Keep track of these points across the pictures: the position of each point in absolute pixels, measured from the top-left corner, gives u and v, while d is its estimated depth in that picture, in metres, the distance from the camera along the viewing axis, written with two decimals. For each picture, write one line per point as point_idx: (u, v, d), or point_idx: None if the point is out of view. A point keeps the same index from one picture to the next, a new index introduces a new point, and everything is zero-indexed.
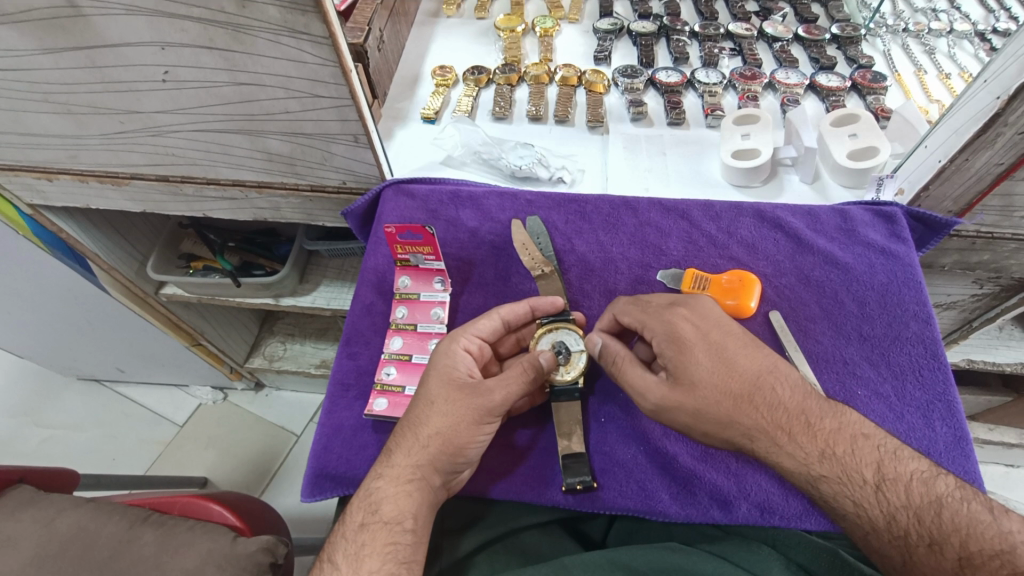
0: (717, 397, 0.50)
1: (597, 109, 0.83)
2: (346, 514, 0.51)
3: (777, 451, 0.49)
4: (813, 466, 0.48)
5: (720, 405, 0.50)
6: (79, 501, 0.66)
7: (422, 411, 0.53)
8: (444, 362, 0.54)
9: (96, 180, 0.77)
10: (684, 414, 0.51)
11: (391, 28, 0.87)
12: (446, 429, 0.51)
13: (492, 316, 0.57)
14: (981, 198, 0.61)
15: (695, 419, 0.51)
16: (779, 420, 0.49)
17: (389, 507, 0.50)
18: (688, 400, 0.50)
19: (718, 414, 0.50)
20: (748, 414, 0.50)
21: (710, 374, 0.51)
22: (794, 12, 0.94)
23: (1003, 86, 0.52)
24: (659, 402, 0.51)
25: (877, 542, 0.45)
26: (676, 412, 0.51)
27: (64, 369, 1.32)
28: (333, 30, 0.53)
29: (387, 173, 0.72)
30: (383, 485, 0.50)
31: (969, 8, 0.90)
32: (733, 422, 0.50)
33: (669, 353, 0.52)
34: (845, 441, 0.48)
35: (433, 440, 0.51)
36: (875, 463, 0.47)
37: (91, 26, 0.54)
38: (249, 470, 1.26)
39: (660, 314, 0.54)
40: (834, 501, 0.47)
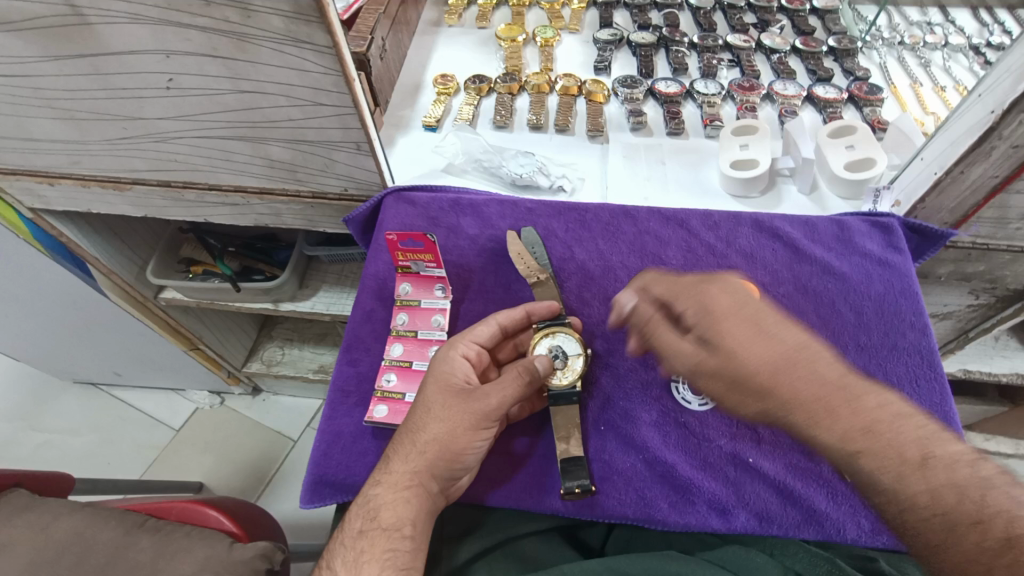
0: (754, 361, 0.47)
1: (596, 118, 0.83)
2: (346, 520, 0.51)
3: (817, 424, 0.45)
4: (854, 441, 0.44)
5: (756, 368, 0.47)
6: (76, 506, 0.66)
7: (422, 417, 0.53)
8: (444, 368, 0.54)
9: (98, 185, 0.77)
10: (718, 379, 0.49)
11: (393, 37, 0.88)
12: (445, 435, 0.51)
13: (491, 322, 0.58)
14: (977, 210, 0.62)
15: (727, 385, 0.49)
16: (819, 392, 0.46)
17: (388, 514, 0.50)
18: (721, 364, 0.48)
19: (751, 380, 0.47)
20: (788, 382, 0.46)
21: (748, 342, 0.48)
22: (791, 24, 0.96)
23: (997, 100, 0.53)
24: (691, 365, 0.50)
25: (929, 534, 0.42)
26: (710, 377, 0.49)
27: (61, 372, 1.31)
28: (336, 40, 0.54)
29: (388, 180, 0.73)
30: (382, 491, 0.51)
31: (963, 22, 0.91)
32: (772, 390, 0.47)
33: (702, 319, 0.50)
34: (884, 424, 0.45)
35: (432, 447, 0.51)
36: (918, 441, 0.44)
37: (96, 33, 0.55)
38: (246, 475, 1.26)
39: (691, 285, 0.53)
40: (875, 482, 0.44)
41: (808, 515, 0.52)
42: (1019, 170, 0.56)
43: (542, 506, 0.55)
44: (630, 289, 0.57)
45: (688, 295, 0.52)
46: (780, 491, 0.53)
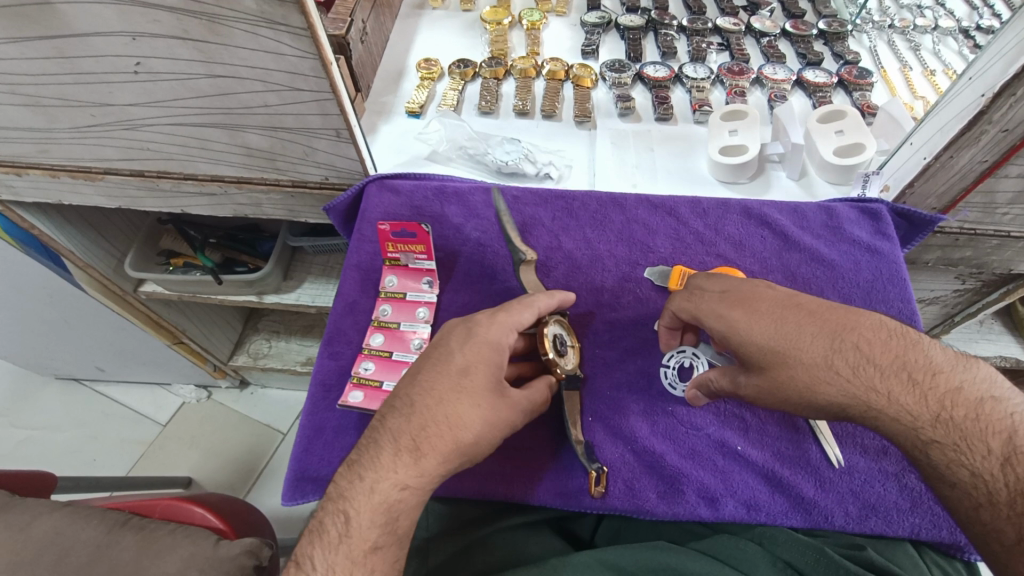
0: (794, 368, 0.47)
1: (584, 104, 0.82)
2: (351, 525, 0.45)
3: (874, 419, 0.45)
4: (918, 429, 0.44)
5: (795, 381, 0.47)
6: (56, 505, 0.64)
7: (462, 410, 0.48)
8: (483, 355, 0.50)
9: (68, 175, 0.74)
10: (775, 400, 0.49)
11: (374, 20, 0.85)
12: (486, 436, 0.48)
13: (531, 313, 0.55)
14: (964, 196, 0.61)
15: (779, 400, 0.49)
16: (869, 380, 0.46)
17: (407, 521, 0.46)
18: (767, 382, 0.49)
19: (791, 390, 0.48)
20: (831, 382, 0.46)
21: (771, 350, 0.48)
22: (781, 7, 0.94)
23: (988, 83, 0.52)
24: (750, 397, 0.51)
25: (991, 516, 0.40)
26: (763, 400, 0.50)
27: (41, 368, 1.29)
28: (312, 22, 0.51)
29: (370, 169, 0.71)
30: (406, 497, 0.46)
31: (953, 5, 0.90)
32: (819, 398, 0.47)
33: (729, 340, 0.51)
34: (959, 397, 0.44)
35: (467, 449, 0.48)
36: (1006, 434, 0.42)
37: (57, 14, 0.52)
38: (234, 469, 1.25)
39: (708, 304, 0.53)
40: (945, 469, 0.43)
41: (795, 503, 0.52)
42: (1007, 155, 0.55)
43: (529, 497, 0.54)
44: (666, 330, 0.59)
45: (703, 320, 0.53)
46: (767, 479, 0.53)
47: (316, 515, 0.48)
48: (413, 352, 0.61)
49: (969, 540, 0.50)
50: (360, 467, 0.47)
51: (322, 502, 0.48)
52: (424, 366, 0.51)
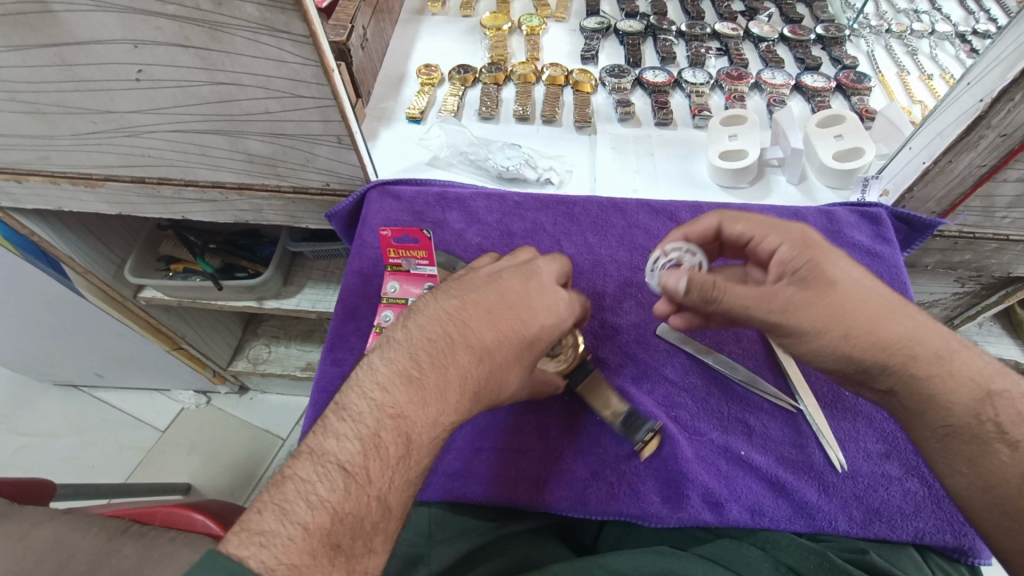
0: (868, 301, 0.47)
1: (584, 109, 0.82)
2: (412, 451, 0.42)
3: (937, 369, 0.45)
4: (988, 382, 0.45)
5: (865, 312, 0.46)
6: (56, 513, 0.64)
7: (518, 375, 0.49)
8: (552, 330, 0.50)
9: (69, 181, 0.74)
10: (819, 317, 0.46)
11: (374, 26, 0.85)
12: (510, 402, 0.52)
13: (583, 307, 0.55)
14: (964, 200, 0.62)
15: (831, 321, 0.46)
16: (936, 329, 0.47)
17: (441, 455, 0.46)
18: (830, 299, 0.47)
19: (863, 318, 0.46)
20: (902, 319, 0.47)
21: (853, 277, 0.48)
22: (779, 13, 0.95)
23: (986, 88, 0.52)
24: (782, 305, 0.47)
25: None
26: (809, 314, 0.47)
27: (40, 374, 1.28)
28: (314, 29, 0.52)
29: (371, 175, 0.71)
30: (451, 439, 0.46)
31: (949, 10, 0.91)
32: (885, 334, 0.46)
33: (804, 253, 0.50)
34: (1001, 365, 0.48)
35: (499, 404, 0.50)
36: None
37: (59, 22, 0.52)
38: (233, 475, 1.24)
39: (773, 223, 0.53)
40: (1013, 426, 0.44)
41: (799, 508, 0.52)
42: (1006, 159, 0.56)
43: (533, 501, 0.54)
44: (700, 225, 0.57)
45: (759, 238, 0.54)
46: (771, 484, 0.53)
47: (363, 423, 0.41)
48: None
49: (974, 543, 0.49)
50: (428, 392, 0.43)
51: (369, 412, 0.42)
52: (499, 308, 0.47)
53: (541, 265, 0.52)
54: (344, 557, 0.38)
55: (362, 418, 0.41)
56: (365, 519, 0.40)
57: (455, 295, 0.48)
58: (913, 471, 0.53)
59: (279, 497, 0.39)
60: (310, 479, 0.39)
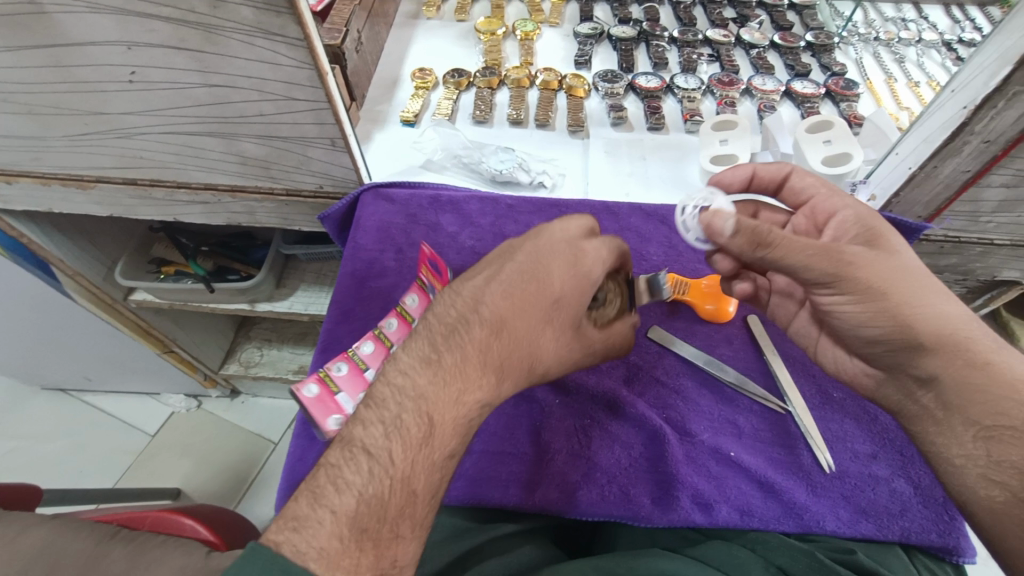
0: (926, 279, 0.48)
1: (577, 113, 0.82)
2: (435, 430, 0.42)
3: (994, 358, 0.45)
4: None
5: (922, 285, 0.47)
6: (44, 518, 0.63)
7: (544, 344, 0.49)
8: (579, 289, 0.50)
9: (60, 183, 0.74)
10: (881, 273, 0.47)
11: (369, 29, 0.86)
12: (554, 369, 0.51)
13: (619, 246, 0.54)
14: (949, 204, 0.63)
15: (892, 280, 0.47)
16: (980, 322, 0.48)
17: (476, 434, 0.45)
18: (891, 260, 0.48)
19: (921, 286, 0.47)
20: (953, 300, 0.48)
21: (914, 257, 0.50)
22: (769, 20, 0.96)
23: (969, 96, 0.53)
24: (848, 257, 0.47)
25: None
26: (875, 270, 0.47)
27: (28, 378, 1.27)
28: (308, 32, 0.52)
29: (365, 177, 0.71)
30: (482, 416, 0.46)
31: (935, 19, 0.93)
32: (944, 312, 0.47)
33: (862, 220, 0.53)
34: None
35: (531, 377, 0.50)
36: None
37: (52, 23, 0.52)
38: (224, 480, 1.23)
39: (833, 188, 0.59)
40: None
41: (788, 508, 0.52)
42: (989, 164, 0.57)
43: (525, 502, 0.54)
44: (769, 168, 0.61)
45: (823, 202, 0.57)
46: (761, 485, 0.53)
47: (386, 407, 0.42)
48: None
49: (959, 542, 0.50)
50: (447, 371, 0.44)
51: (391, 396, 0.43)
52: (516, 280, 0.48)
53: (552, 224, 0.52)
54: (372, 541, 0.38)
55: (385, 404, 0.42)
56: (391, 504, 0.39)
57: (472, 276, 0.49)
58: (900, 472, 0.54)
59: (312, 485, 0.40)
60: (338, 464, 0.40)
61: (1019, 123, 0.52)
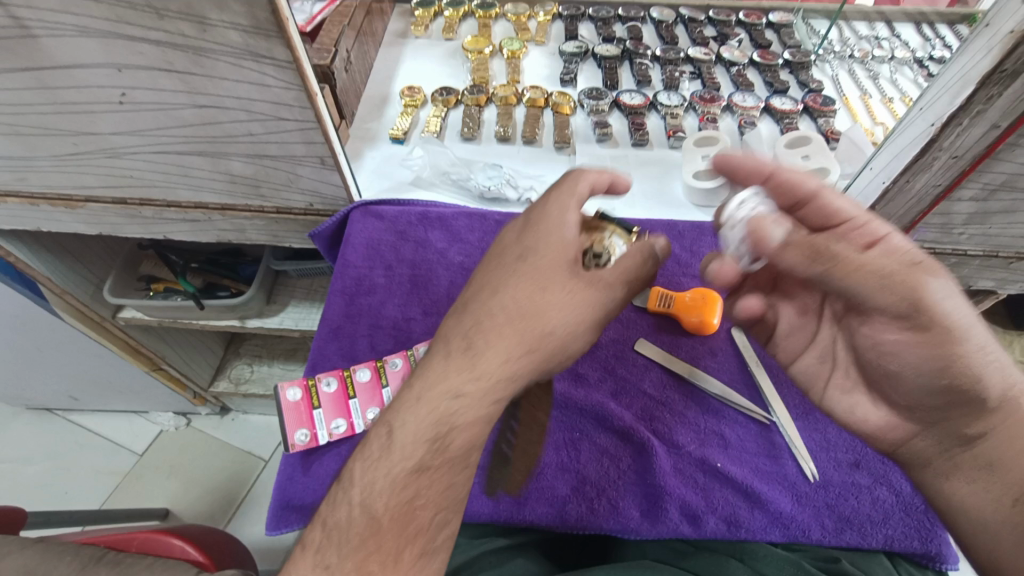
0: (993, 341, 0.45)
1: (564, 130, 0.84)
2: (393, 437, 0.43)
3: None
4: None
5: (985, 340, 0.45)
6: (27, 542, 0.62)
7: (528, 314, 0.45)
8: (553, 246, 0.47)
9: (48, 203, 0.74)
10: (947, 313, 0.44)
11: (358, 49, 0.87)
12: (556, 335, 0.45)
13: (581, 180, 0.50)
14: (923, 217, 0.65)
15: (958, 327, 0.44)
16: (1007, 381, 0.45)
17: (461, 439, 0.43)
18: (952, 308, 0.44)
19: (985, 344, 0.44)
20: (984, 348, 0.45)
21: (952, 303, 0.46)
22: (749, 38, 0.99)
23: (936, 113, 0.55)
24: (919, 292, 0.44)
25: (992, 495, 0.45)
26: (948, 309, 0.43)
27: (12, 398, 1.25)
28: (297, 55, 0.53)
29: (354, 195, 0.72)
30: (463, 409, 0.43)
31: (907, 37, 0.96)
32: (1010, 378, 0.45)
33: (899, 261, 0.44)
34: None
35: (528, 353, 0.44)
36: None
37: (41, 47, 0.53)
38: (213, 499, 1.21)
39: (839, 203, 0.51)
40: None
41: (775, 518, 0.53)
42: (959, 179, 0.59)
43: (515, 516, 0.54)
44: (790, 175, 0.52)
45: (851, 223, 0.48)
46: (747, 495, 0.54)
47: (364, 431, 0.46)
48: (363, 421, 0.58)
49: (940, 549, 0.52)
50: (411, 379, 0.45)
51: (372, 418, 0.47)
52: (492, 263, 0.48)
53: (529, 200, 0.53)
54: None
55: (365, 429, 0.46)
56: (355, 533, 0.41)
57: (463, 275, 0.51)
58: (883, 479, 0.55)
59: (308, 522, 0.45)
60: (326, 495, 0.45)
61: (984, 138, 0.54)
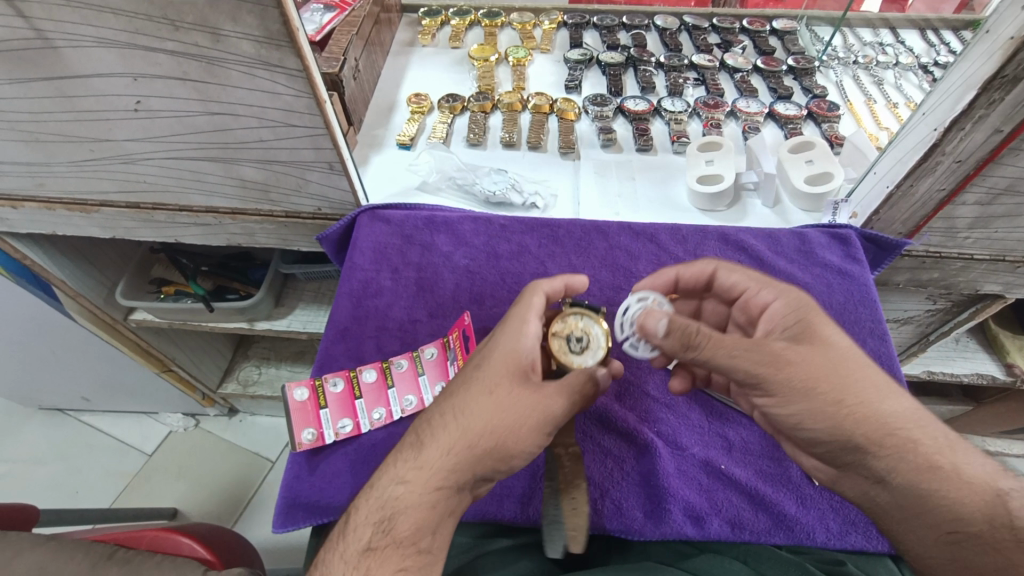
0: (863, 372, 0.47)
1: (568, 136, 0.85)
2: (352, 517, 0.45)
3: (940, 459, 0.45)
4: (995, 482, 0.44)
5: (847, 379, 0.47)
6: (40, 539, 0.63)
7: (475, 408, 0.47)
8: (506, 349, 0.50)
9: (64, 208, 0.76)
10: (806, 373, 0.47)
11: (366, 58, 0.89)
12: (500, 434, 0.46)
13: (537, 288, 0.55)
14: (927, 221, 0.65)
15: (819, 381, 0.47)
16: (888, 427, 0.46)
17: (406, 524, 0.43)
18: (821, 358, 0.47)
19: (850, 386, 0.47)
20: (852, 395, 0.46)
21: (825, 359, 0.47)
22: (752, 45, 1.00)
23: (938, 118, 0.55)
24: (759, 365, 0.47)
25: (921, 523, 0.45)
26: (784, 372, 0.46)
27: (26, 399, 1.27)
28: (307, 64, 0.54)
29: (362, 200, 0.73)
30: (406, 495, 0.44)
31: (912, 43, 0.97)
32: (878, 408, 0.46)
33: (795, 312, 0.52)
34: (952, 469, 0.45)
35: (468, 449, 0.46)
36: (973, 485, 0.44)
37: (61, 58, 0.54)
38: (221, 499, 1.23)
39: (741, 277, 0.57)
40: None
41: (778, 520, 0.53)
42: (962, 184, 0.59)
43: (519, 516, 0.55)
44: (687, 271, 0.59)
45: (748, 292, 0.56)
46: (750, 497, 0.55)
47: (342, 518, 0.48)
48: (369, 421, 0.60)
49: None
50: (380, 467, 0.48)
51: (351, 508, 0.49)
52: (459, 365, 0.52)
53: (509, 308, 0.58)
54: None
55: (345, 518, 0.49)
56: None
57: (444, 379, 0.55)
58: None
59: None
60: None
61: (986, 144, 0.54)
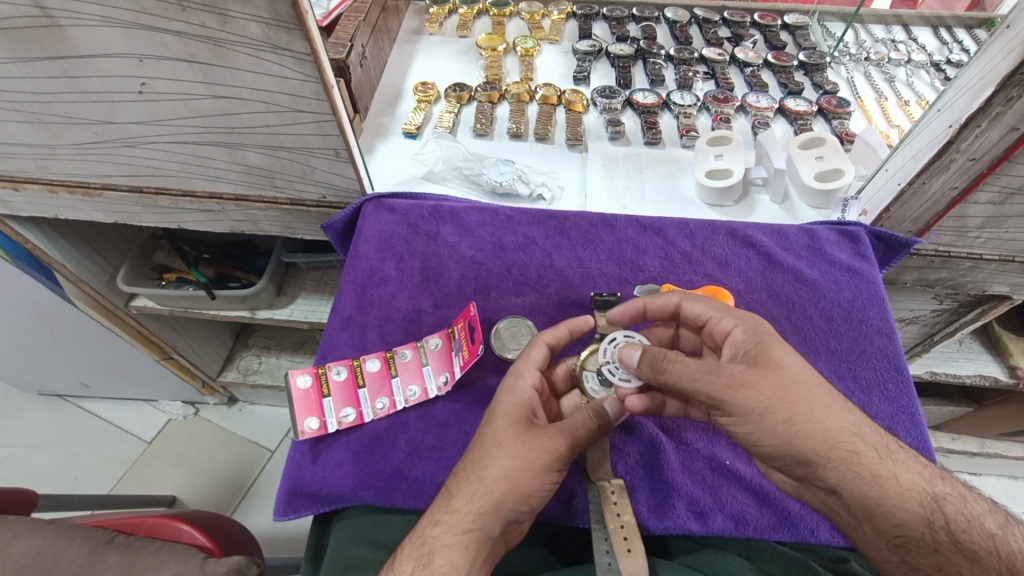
0: (810, 390, 0.48)
1: (576, 128, 0.85)
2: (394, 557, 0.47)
3: (881, 468, 0.46)
4: (932, 487, 0.46)
5: (796, 398, 0.47)
6: (38, 524, 0.62)
7: (489, 456, 0.49)
8: (511, 401, 0.53)
9: (67, 191, 0.75)
10: (760, 396, 0.46)
11: (373, 45, 0.88)
12: (513, 476, 0.48)
13: (538, 342, 0.56)
14: (938, 220, 0.64)
15: (769, 404, 0.46)
16: (840, 443, 0.46)
17: (443, 559, 0.45)
18: (775, 380, 0.47)
19: (800, 404, 0.47)
20: (804, 413, 0.47)
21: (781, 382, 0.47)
22: (763, 39, 0.99)
23: (955, 115, 0.55)
24: (717, 389, 0.47)
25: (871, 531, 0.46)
26: (742, 396, 0.46)
27: (25, 383, 1.27)
28: (315, 48, 0.54)
29: (367, 188, 0.72)
30: (441, 535, 0.46)
31: (924, 40, 0.96)
32: (824, 423, 0.47)
33: (753, 337, 0.51)
34: (904, 482, 0.46)
35: (490, 493, 0.48)
36: (920, 496, 0.46)
37: (65, 36, 0.53)
38: (220, 488, 1.22)
39: (701, 304, 0.55)
40: (962, 534, 0.44)
41: (782, 517, 0.53)
42: (976, 182, 0.58)
43: None
44: (656, 305, 0.57)
45: (711, 322, 0.54)
46: (755, 493, 0.54)
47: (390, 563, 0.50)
48: (370, 410, 0.59)
49: None
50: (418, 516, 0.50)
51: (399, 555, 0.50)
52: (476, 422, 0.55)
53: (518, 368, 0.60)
54: None
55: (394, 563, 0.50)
56: None
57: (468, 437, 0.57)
58: None
59: None
60: None
61: (1002, 142, 0.54)
